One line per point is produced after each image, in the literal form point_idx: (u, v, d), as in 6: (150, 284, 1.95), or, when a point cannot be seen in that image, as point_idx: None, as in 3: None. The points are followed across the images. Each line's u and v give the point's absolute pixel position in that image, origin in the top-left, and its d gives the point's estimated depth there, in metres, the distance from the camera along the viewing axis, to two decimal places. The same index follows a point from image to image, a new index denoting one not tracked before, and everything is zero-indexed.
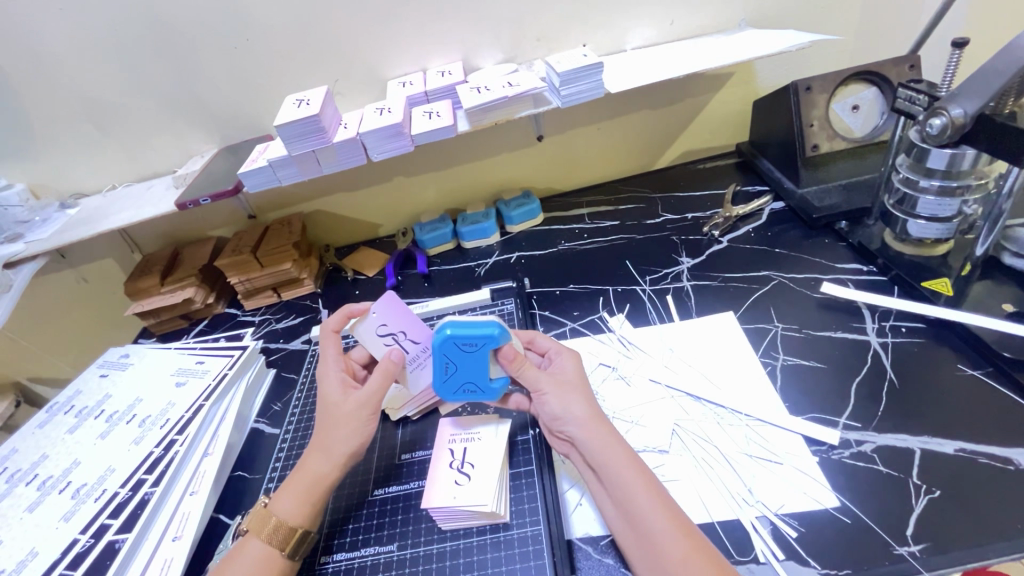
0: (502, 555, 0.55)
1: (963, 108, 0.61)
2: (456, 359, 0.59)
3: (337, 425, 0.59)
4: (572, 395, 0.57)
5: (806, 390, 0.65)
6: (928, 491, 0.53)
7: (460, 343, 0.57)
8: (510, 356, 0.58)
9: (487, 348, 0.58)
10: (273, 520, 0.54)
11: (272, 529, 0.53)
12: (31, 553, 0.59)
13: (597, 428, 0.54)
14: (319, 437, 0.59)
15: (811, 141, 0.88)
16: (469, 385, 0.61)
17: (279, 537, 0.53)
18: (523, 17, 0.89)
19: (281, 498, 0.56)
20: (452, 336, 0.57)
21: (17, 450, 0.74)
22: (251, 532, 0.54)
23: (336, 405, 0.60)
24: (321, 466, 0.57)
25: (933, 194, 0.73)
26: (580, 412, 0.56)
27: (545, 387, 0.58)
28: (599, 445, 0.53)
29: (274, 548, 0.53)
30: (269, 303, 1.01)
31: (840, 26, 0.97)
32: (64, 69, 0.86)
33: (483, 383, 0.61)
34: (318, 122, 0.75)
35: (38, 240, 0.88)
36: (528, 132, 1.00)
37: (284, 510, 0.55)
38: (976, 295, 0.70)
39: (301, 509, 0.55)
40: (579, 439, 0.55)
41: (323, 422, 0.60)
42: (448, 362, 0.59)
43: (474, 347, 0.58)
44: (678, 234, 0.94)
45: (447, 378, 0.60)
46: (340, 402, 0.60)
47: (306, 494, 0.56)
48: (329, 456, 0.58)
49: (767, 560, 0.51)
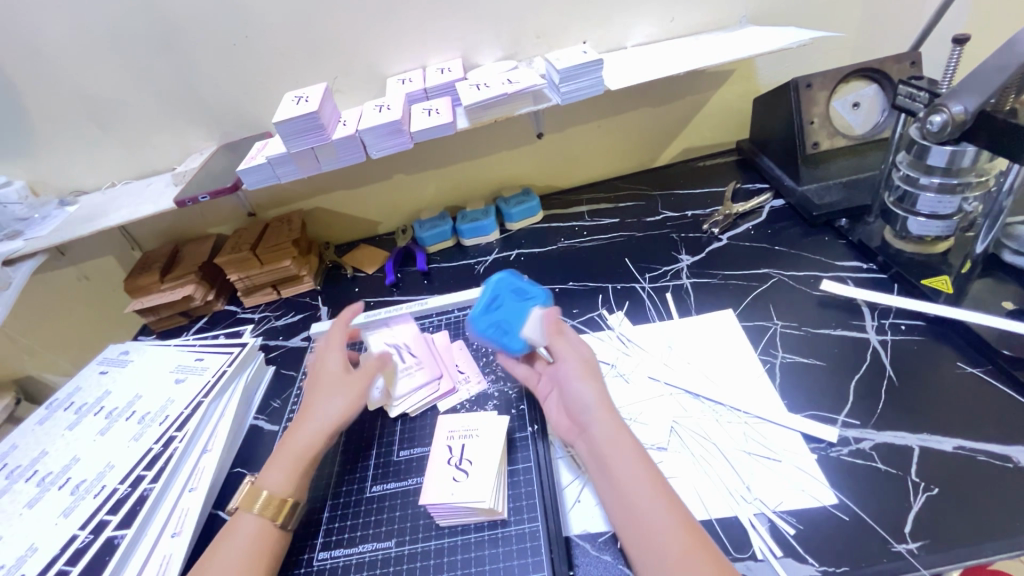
0: (500, 552, 0.55)
1: (964, 105, 0.61)
2: (502, 297, 0.66)
3: (325, 395, 0.61)
4: (592, 382, 0.57)
5: (804, 388, 0.65)
6: (926, 489, 0.53)
7: (514, 287, 0.67)
8: (552, 320, 0.62)
9: (533, 302, 0.66)
10: (263, 493, 0.54)
11: (264, 502, 0.54)
12: (31, 548, 0.59)
13: (611, 419, 0.54)
14: (306, 409, 0.61)
15: (811, 139, 0.89)
16: (501, 326, 0.65)
17: (271, 510, 0.54)
18: (522, 14, 0.89)
19: (269, 472, 0.57)
20: (508, 278, 0.67)
21: (17, 447, 0.74)
22: (241, 509, 0.54)
23: (327, 379, 0.63)
24: (309, 436, 0.59)
25: (933, 192, 0.73)
26: (597, 400, 0.56)
27: (572, 364, 0.58)
28: (612, 436, 0.53)
29: (267, 520, 0.53)
30: (268, 301, 1.01)
31: (840, 23, 0.97)
32: (64, 67, 0.86)
33: (513, 332, 0.64)
34: (317, 119, 0.75)
35: (38, 237, 0.88)
36: (528, 130, 1.00)
37: (273, 483, 0.55)
38: (976, 292, 0.70)
39: (289, 480, 0.56)
40: (593, 427, 0.55)
41: (312, 394, 0.62)
42: (494, 298, 0.66)
43: (522, 297, 0.66)
44: (678, 232, 0.94)
45: (486, 312, 0.65)
46: (331, 376, 0.63)
47: (295, 465, 0.57)
48: (317, 425, 0.59)
49: (764, 557, 0.51)
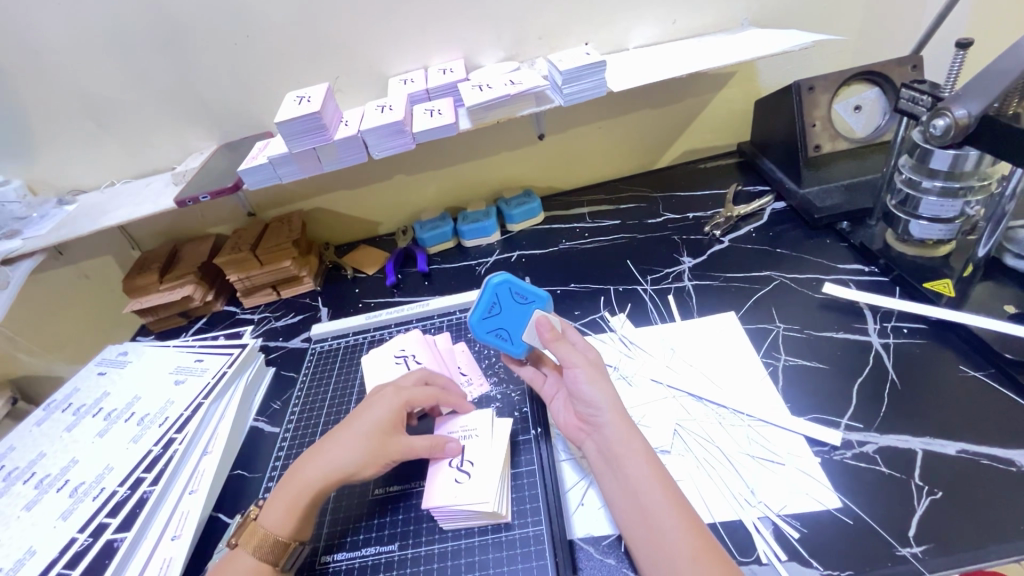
0: (504, 555, 0.54)
1: (968, 109, 0.61)
2: (503, 302, 0.63)
3: (351, 447, 0.58)
4: (603, 380, 0.57)
5: (807, 390, 0.65)
6: (930, 492, 0.53)
7: (514, 291, 0.63)
8: (546, 327, 0.59)
9: (533, 306, 0.63)
10: (260, 531, 0.54)
11: (261, 541, 0.53)
12: (29, 551, 0.59)
13: (622, 419, 0.54)
14: (324, 447, 0.59)
15: (813, 141, 0.88)
16: (500, 331, 0.64)
17: (267, 548, 0.53)
18: (525, 16, 0.88)
19: (269, 508, 0.56)
20: (509, 281, 0.63)
21: (15, 448, 0.74)
22: (240, 546, 0.54)
23: (363, 431, 0.59)
24: (315, 479, 0.56)
25: (935, 195, 0.73)
26: (610, 399, 0.55)
27: (579, 366, 0.56)
28: (624, 437, 0.53)
29: (260, 560, 0.52)
30: (268, 301, 1.00)
31: (842, 26, 0.97)
32: (63, 65, 0.85)
33: (517, 336, 0.64)
34: (319, 120, 0.75)
35: (36, 237, 0.87)
36: (530, 131, 0.99)
37: (271, 521, 0.55)
38: (978, 296, 0.70)
39: (288, 522, 0.55)
40: (604, 426, 0.55)
41: (340, 435, 0.59)
42: (494, 304, 0.63)
43: (524, 301, 0.63)
44: (679, 233, 0.94)
45: (487, 316, 0.64)
46: (369, 431, 0.58)
47: (294, 504, 0.55)
48: (324, 473, 0.57)
49: (769, 561, 0.51)
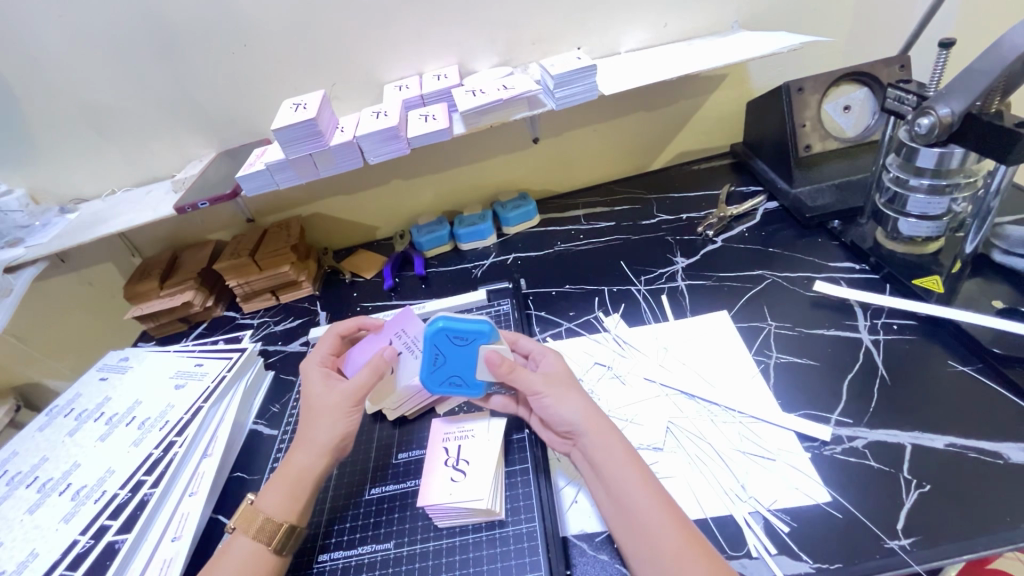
0: (497, 552, 0.55)
1: (950, 107, 0.62)
2: (445, 351, 0.60)
3: (317, 419, 0.60)
4: (571, 394, 0.58)
5: (797, 388, 0.66)
6: (918, 486, 0.54)
7: (451, 335, 0.60)
8: (498, 361, 0.58)
9: (477, 343, 0.60)
10: (260, 516, 0.55)
11: (260, 526, 0.54)
12: (31, 554, 0.60)
13: (598, 426, 0.55)
14: (301, 433, 0.60)
15: (804, 141, 0.89)
16: (454, 378, 0.61)
17: (266, 533, 0.54)
18: (518, 22, 0.90)
19: (267, 494, 0.56)
20: (443, 328, 0.59)
21: (17, 453, 0.75)
22: (237, 530, 0.54)
23: (319, 399, 0.61)
24: (305, 460, 0.58)
25: (923, 193, 0.74)
26: (583, 409, 0.56)
27: (541, 390, 0.58)
28: (600, 443, 0.54)
29: (263, 544, 0.53)
30: (268, 306, 1.01)
31: (832, 26, 0.98)
32: (63, 75, 0.87)
33: (471, 378, 0.62)
34: (315, 126, 0.76)
35: (37, 244, 0.88)
36: (525, 135, 1.01)
37: (270, 505, 0.55)
38: (967, 292, 0.71)
39: (288, 506, 0.56)
40: (582, 437, 0.55)
41: (304, 419, 0.61)
42: (438, 354, 0.60)
43: (465, 341, 0.60)
44: (673, 234, 0.95)
45: (435, 370, 0.61)
46: (325, 397, 0.61)
47: (292, 490, 0.57)
48: (312, 450, 0.58)
49: (759, 555, 0.51)
